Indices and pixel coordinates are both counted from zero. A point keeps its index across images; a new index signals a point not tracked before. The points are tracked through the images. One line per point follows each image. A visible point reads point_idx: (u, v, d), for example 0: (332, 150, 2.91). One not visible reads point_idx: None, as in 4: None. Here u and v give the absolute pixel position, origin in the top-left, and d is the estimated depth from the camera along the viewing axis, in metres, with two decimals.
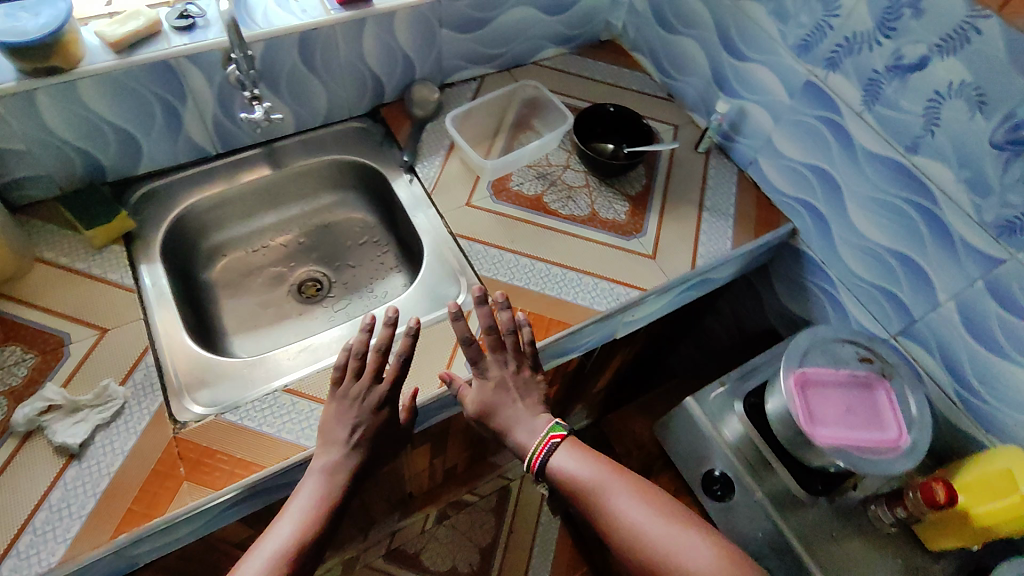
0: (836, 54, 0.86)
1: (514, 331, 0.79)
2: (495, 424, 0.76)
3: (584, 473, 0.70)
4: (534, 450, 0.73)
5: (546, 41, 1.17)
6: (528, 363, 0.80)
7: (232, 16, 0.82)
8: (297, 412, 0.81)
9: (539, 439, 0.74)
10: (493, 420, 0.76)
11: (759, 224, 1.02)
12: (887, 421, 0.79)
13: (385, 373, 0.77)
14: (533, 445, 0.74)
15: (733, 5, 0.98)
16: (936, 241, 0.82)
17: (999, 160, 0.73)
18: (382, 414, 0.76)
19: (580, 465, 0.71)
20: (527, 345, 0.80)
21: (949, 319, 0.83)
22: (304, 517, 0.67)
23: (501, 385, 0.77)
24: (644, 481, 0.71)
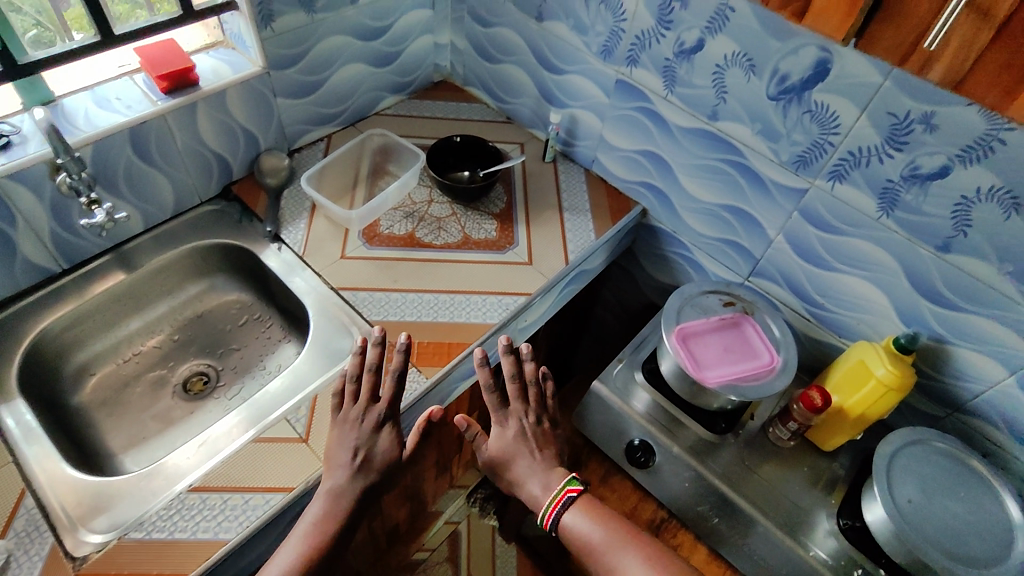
0: (632, 52, 0.99)
1: (536, 382, 0.85)
2: (509, 477, 0.80)
3: (598, 538, 0.75)
4: (546, 506, 0.77)
5: (383, 91, 1.23)
6: (548, 415, 0.85)
7: (49, 123, 0.78)
8: (209, 507, 0.75)
9: (552, 496, 0.78)
10: (509, 470, 0.81)
11: (613, 212, 1.14)
12: (758, 349, 0.95)
13: (382, 395, 0.80)
14: (549, 499, 0.77)
15: (539, 28, 1.09)
16: (754, 188, 0.97)
17: (779, 109, 0.87)
18: (383, 432, 0.79)
19: (594, 523, 0.76)
20: (549, 396, 0.86)
21: (784, 251, 0.99)
22: (307, 542, 0.70)
23: (523, 437, 0.82)
24: (653, 542, 0.75)
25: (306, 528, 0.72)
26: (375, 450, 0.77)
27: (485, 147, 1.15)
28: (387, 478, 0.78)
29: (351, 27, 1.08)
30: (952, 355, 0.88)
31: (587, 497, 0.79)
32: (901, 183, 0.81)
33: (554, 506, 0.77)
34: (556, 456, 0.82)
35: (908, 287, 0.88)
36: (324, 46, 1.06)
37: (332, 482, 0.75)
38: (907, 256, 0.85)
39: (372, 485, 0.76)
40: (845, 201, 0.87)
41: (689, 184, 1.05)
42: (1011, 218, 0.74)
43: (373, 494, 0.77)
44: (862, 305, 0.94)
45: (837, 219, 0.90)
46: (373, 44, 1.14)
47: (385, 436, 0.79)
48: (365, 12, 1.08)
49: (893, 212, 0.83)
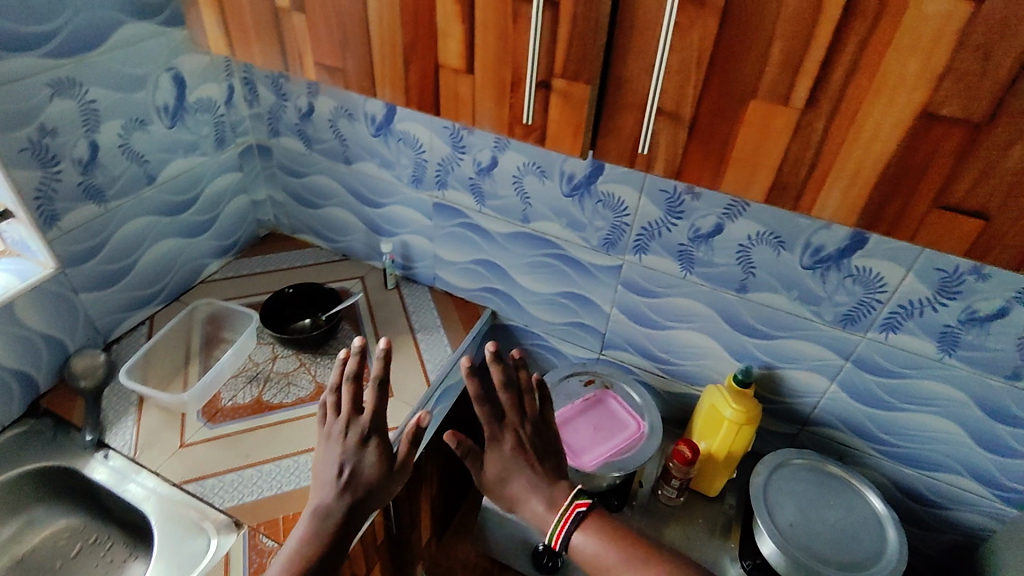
0: (439, 177, 1.05)
1: (529, 390, 0.71)
2: (507, 497, 0.68)
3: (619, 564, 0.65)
4: (556, 523, 0.66)
5: (205, 258, 1.19)
6: (544, 430, 0.71)
7: None
8: None
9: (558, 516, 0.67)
10: (506, 491, 0.67)
11: (463, 322, 1.17)
12: (625, 420, 0.99)
13: (365, 408, 0.71)
14: (555, 517, 0.66)
15: (350, 170, 1.13)
16: (579, 273, 1.04)
17: (577, 203, 0.96)
18: (369, 447, 0.69)
19: (611, 549, 0.66)
20: (537, 410, 0.71)
21: (622, 321, 1.06)
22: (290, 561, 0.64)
23: (518, 451, 0.68)
24: (682, 566, 0.65)
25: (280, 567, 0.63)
26: (361, 470, 0.68)
27: (321, 291, 1.13)
28: (377, 499, 0.68)
29: (154, 206, 1.05)
30: (783, 376, 0.99)
31: (603, 513, 0.69)
32: (691, 244, 0.91)
33: (564, 525, 0.66)
34: (558, 468, 0.70)
35: (729, 328, 0.98)
36: (125, 231, 1.02)
37: (317, 509, 0.67)
38: (719, 303, 0.95)
39: (354, 510, 0.67)
40: (655, 268, 0.97)
41: (525, 281, 1.11)
42: (781, 254, 0.87)
43: (359, 519, 0.67)
44: (700, 354, 1.03)
45: (654, 284, 0.99)
46: (183, 217, 1.12)
47: (371, 448, 0.69)
48: (166, 189, 1.06)
49: (694, 269, 0.94)
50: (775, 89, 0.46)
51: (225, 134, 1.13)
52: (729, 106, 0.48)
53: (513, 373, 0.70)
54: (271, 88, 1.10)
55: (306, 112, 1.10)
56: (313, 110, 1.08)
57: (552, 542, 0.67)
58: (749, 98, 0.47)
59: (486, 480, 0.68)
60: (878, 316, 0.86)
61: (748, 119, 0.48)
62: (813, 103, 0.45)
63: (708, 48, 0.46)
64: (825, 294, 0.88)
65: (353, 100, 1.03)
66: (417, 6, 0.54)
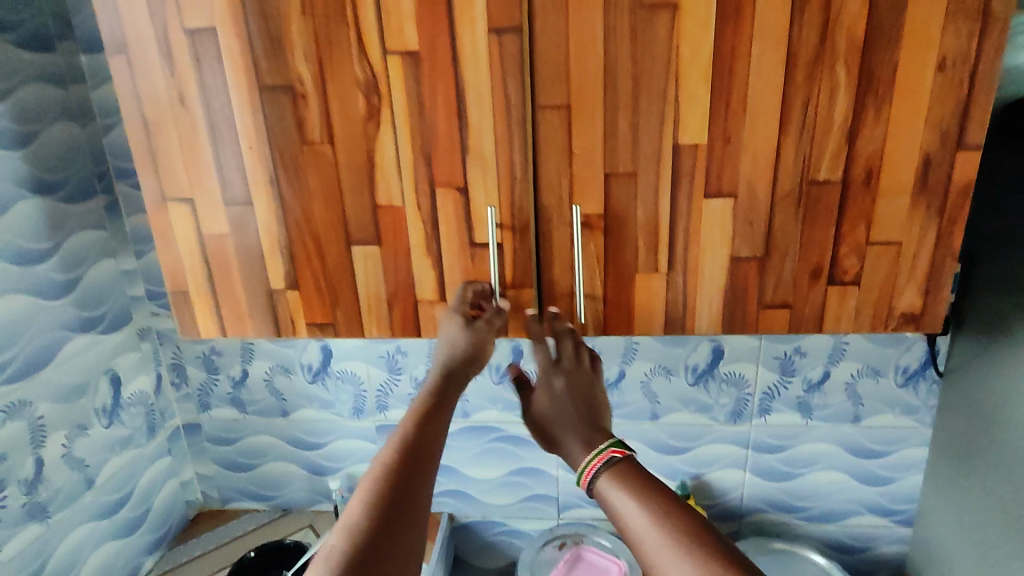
0: (380, 400, 1.18)
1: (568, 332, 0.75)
2: (547, 434, 0.73)
3: (642, 526, 0.58)
4: (585, 463, 0.66)
5: (139, 556, 1.12)
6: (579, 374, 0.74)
7: None
8: None
9: (593, 456, 0.66)
10: (546, 425, 0.73)
11: (427, 532, 1.21)
12: (604, 564, 1.10)
13: (462, 312, 0.75)
14: (584, 459, 0.66)
15: (290, 420, 1.21)
16: (523, 447, 1.19)
17: (506, 387, 1.16)
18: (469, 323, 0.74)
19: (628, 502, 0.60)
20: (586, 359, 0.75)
21: (570, 479, 1.21)
22: (395, 439, 0.64)
23: (556, 391, 0.73)
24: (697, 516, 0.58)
25: (383, 454, 0.62)
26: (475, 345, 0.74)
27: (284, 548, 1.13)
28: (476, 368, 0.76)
29: (93, 511, 1.01)
30: (709, 481, 1.19)
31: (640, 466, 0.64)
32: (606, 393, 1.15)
33: (589, 472, 0.65)
34: (598, 419, 0.71)
35: (655, 453, 1.18)
36: (65, 546, 0.96)
37: (413, 405, 0.69)
38: (642, 433, 1.17)
39: (436, 396, 0.71)
40: None
41: (475, 472, 1.22)
42: (672, 379, 1.13)
43: (450, 397, 0.72)
44: None
45: None
46: (119, 516, 1.07)
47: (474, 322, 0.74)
48: (104, 489, 1.04)
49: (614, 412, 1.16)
50: (647, 264, 0.73)
51: (155, 421, 1.16)
52: (623, 281, 0.74)
53: (560, 328, 0.74)
54: (201, 366, 1.19)
55: (239, 379, 1.19)
56: (247, 375, 1.18)
57: (582, 480, 0.66)
58: (634, 274, 0.73)
59: (533, 417, 0.75)
60: (753, 405, 1.14)
61: (637, 286, 0.74)
62: (671, 267, 0.73)
63: (602, 252, 0.73)
64: (712, 401, 1.14)
65: (288, 356, 1.16)
66: (398, 262, 0.75)
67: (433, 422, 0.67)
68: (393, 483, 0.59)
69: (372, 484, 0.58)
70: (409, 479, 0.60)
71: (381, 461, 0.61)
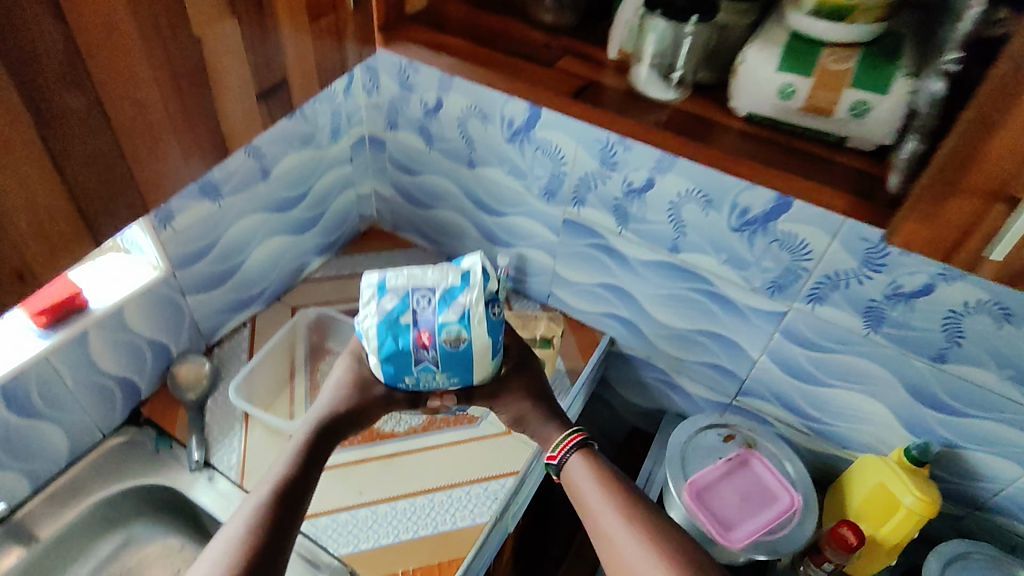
0: (578, 192, 0.93)
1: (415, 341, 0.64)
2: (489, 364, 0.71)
3: (593, 492, 0.70)
4: (561, 441, 0.75)
5: (309, 256, 1.11)
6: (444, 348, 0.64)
7: None
8: (478, 496, 0.84)
9: (564, 435, 0.76)
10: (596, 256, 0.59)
11: (582, 348, 1.06)
12: (777, 489, 0.87)
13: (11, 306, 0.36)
14: (558, 439, 0.75)
15: (473, 176, 1.02)
16: (727, 312, 0.92)
17: (745, 239, 0.83)
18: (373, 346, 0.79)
19: (625, 510, 0.68)
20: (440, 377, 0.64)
21: (773, 371, 0.94)
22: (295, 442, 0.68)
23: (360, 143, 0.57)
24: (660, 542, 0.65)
25: (280, 466, 0.66)
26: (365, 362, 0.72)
27: None
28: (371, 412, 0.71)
29: (266, 202, 0.96)
30: (962, 456, 0.85)
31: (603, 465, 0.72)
32: (885, 302, 0.78)
33: (563, 449, 0.74)
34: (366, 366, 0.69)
35: (907, 396, 0.85)
36: (236, 229, 0.93)
37: (304, 430, 0.70)
38: (902, 367, 0.82)
39: (335, 425, 0.70)
40: (831, 322, 0.84)
41: (657, 314, 0.99)
42: (1004, 328, 0.73)
43: (335, 437, 0.71)
44: (859, 416, 0.91)
45: (826, 339, 0.86)
46: (291, 214, 1.03)
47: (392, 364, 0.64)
48: (280, 184, 0.97)
49: (881, 329, 0.81)
50: None
51: (340, 126, 1.02)
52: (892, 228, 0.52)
53: None
54: (397, 81, 0.97)
55: (432, 108, 0.97)
56: (441, 106, 0.96)
57: (552, 455, 0.75)
58: None
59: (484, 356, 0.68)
60: None
61: None
62: None
63: None
64: None
65: (491, 101, 0.90)
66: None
67: (323, 439, 0.70)
68: (259, 529, 0.59)
69: (263, 495, 0.62)
70: (301, 484, 0.65)
71: (297, 441, 0.68)
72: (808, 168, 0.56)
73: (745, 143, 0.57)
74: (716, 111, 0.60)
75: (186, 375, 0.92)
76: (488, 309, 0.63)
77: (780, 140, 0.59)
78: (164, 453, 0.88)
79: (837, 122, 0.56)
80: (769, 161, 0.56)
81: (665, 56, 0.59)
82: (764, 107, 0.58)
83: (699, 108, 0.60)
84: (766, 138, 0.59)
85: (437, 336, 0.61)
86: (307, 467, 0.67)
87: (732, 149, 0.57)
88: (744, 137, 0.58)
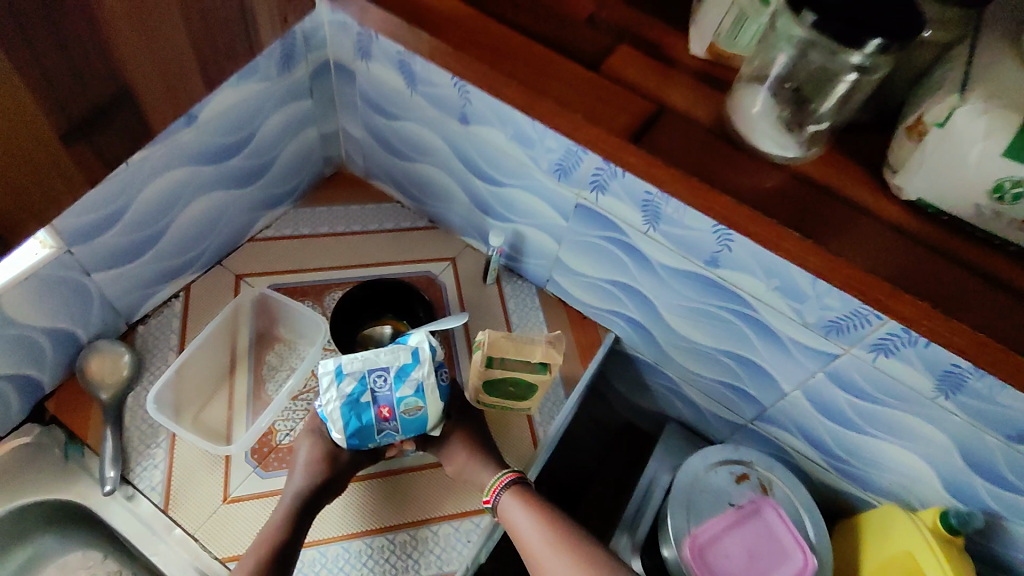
0: (599, 176, 0.72)
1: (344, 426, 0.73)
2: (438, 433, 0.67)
3: (531, 534, 0.69)
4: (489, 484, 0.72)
5: (258, 210, 0.90)
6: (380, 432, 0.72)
7: None
8: (447, 537, 0.73)
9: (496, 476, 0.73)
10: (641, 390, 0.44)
11: (581, 348, 0.90)
12: (787, 545, 0.76)
13: None
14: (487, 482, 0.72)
15: (466, 133, 0.79)
16: (763, 340, 0.75)
17: (807, 269, 0.64)
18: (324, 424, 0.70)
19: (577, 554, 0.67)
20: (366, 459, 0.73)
21: (804, 407, 0.80)
22: (280, 515, 0.67)
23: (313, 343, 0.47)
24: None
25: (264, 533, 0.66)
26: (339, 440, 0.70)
27: (406, 293, 0.84)
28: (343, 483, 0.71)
29: (193, 153, 0.73)
30: (1006, 529, 0.74)
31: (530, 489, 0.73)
32: (970, 370, 0.62)
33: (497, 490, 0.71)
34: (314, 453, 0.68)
35: (961, 463, 0.72)
36: (153, 190, 0.72)
37: (282, 503, 0.68)
38: (967, 436, 0.68)
39: (315, 503, 0.68)
40: (893, 376, 0.68)
41: (677, 325, 0.82)
42: None
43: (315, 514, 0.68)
44: (895, 468, 0.78)
45: (880, 391, 0.71)
46: (232, 163, 0.80)
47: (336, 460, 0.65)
48: (212, 130, 0.74)
49: (955, 396, 0.65)
50: None
51: (294, 51, 0.77)
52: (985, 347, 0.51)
53: None
54: None
55: None
56: None
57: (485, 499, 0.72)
58: None
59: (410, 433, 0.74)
60: None
61: None
62: None
63: None
64: None
65: None
66: None
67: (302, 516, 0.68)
68: None
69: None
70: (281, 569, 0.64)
71: (280, 514, 0.67)
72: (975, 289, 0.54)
73: (877, 235, 0.55)
74: (873, 196, 0.58)
75: (100, 368, 0.75)
76: (416, 372, 0.65)
77: (922, 235, 0.56)
78: (74, 461, 0.73)
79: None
80: (922, 260, 0.54)
81: (770, 119, 0.57)
82: (942, 198, 0.54)
83: (832, 186, 0.58)
84: (915, 230, 0.56)
85: (397, 410, 0.64)
86: (289, 547, 0.65)
87: (847, 251, 0.54)
88: (873, 227, 0.55)
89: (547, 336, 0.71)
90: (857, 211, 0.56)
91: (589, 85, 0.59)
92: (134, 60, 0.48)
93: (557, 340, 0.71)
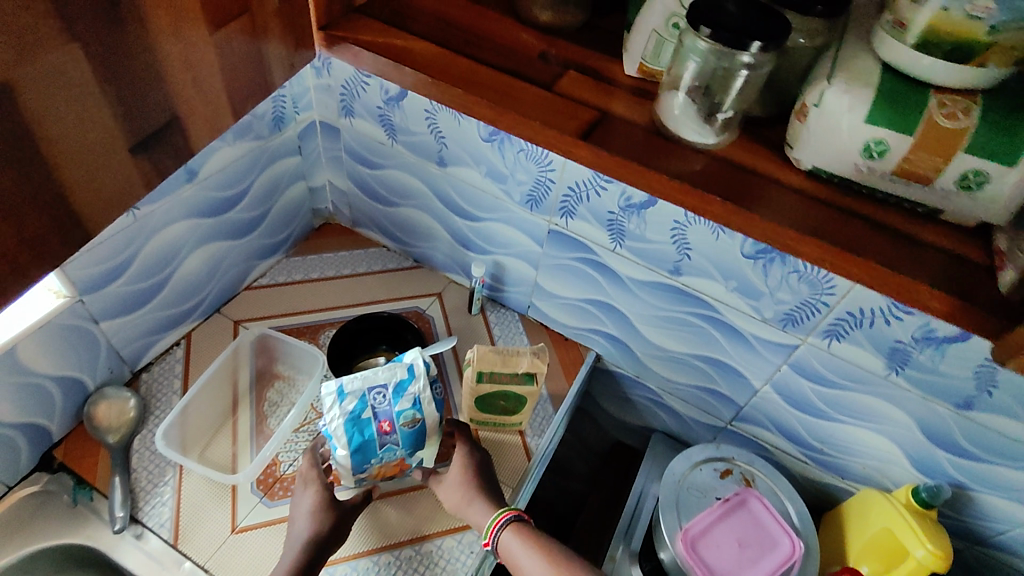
0: (567, 203, 0.79)
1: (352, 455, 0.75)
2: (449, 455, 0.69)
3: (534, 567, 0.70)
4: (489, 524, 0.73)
5: (253, 259, 0.96)
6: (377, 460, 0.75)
7: None
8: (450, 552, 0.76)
9: (495, 514, 0.74)
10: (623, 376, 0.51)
11: (565, 367, 0.95)
12: (774, 532, 0.79)
13: None
14: (486, 523, 0.73)
15: (443, 175, 0.87)
16: (730, 340, 0.82)
17: (757, 267, 0.72)
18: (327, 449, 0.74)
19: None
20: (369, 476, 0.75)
21: (775, 402, 0.85)
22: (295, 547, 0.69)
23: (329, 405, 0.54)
24: None
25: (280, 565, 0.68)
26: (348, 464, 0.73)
27: (397, 325, 0.89)
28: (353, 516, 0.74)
29: (195, 207, 0.80)
30: (973, 499, 0.79)
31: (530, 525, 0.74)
32: (912, 345, 0.69)
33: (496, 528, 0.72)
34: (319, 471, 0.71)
35: (922, 438, 0.77)
36: (157, 242, 0.78)
37: (294, 536, 0.71)
38: (921, 410, 0.74)
39: (326, 535, 0.71)
40: (848, 360, 0.75)
41: (650, 334, 0.89)
42: None
43: (329, 544, 0.71)
44: (865, 452, 0.83)
45: (840, 376, 0.77)
46: (229, 216, 0.87)
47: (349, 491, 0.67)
48: (211, 184, 0.81)
49: (904, 371, 0.72)
50: None
51: (284, 113, 0.86)
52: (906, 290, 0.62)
53: None
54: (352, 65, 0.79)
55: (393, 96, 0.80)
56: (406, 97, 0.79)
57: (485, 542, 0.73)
58: None
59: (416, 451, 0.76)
60: None
61: None
62: None
63: None
64: None
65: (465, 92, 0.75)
66: None
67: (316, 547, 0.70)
68: None
69: None
70: None
71: (296, 546, 0.69)
72: (905, 249, 0.64)
73: (796, 202, 0.65)
74: (777, 166, 0.68)
75: (108, 413, 0.79)
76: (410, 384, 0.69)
77: (851, 209, 0.66)
78: (83, 505, 0.75)
79: (924, 190, 0.63)
80: (858, 230, 0.64)
81: (691, 117, 0.68)
82: (830, 163, 0.65)
83: (748, 162, 0.69)
84: (839, 203, 0.66)
85: (397, 423, 0.68)
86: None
87: (780, 218, 0.64)
88: (798, 201, 0.66)
89: (531, 349, 0.77)
90: (774, 180, 0.67)
91: (543, 100, 0.71)
92: (171, 121, 0.54)
93: (541, 351, 0.77)
